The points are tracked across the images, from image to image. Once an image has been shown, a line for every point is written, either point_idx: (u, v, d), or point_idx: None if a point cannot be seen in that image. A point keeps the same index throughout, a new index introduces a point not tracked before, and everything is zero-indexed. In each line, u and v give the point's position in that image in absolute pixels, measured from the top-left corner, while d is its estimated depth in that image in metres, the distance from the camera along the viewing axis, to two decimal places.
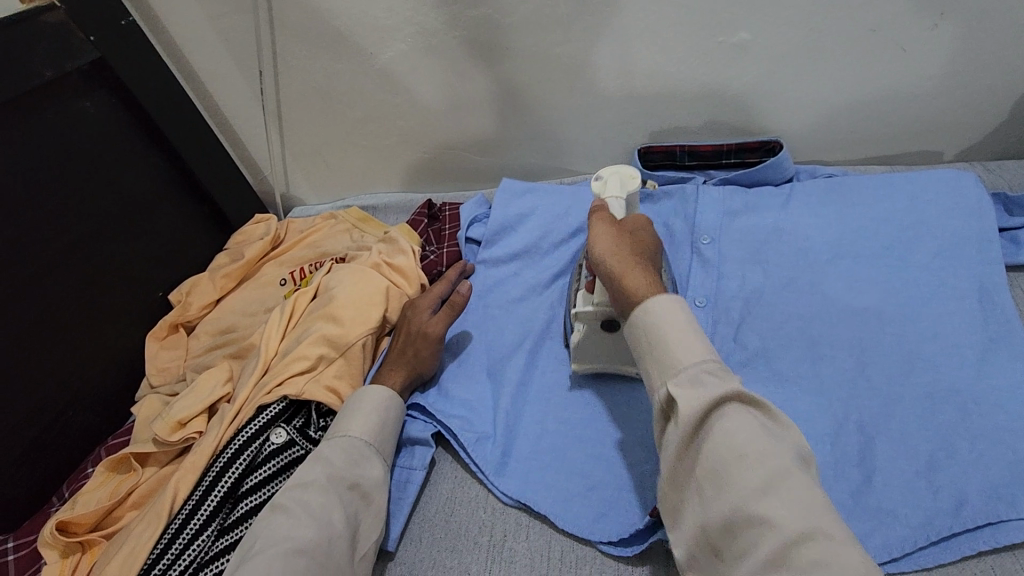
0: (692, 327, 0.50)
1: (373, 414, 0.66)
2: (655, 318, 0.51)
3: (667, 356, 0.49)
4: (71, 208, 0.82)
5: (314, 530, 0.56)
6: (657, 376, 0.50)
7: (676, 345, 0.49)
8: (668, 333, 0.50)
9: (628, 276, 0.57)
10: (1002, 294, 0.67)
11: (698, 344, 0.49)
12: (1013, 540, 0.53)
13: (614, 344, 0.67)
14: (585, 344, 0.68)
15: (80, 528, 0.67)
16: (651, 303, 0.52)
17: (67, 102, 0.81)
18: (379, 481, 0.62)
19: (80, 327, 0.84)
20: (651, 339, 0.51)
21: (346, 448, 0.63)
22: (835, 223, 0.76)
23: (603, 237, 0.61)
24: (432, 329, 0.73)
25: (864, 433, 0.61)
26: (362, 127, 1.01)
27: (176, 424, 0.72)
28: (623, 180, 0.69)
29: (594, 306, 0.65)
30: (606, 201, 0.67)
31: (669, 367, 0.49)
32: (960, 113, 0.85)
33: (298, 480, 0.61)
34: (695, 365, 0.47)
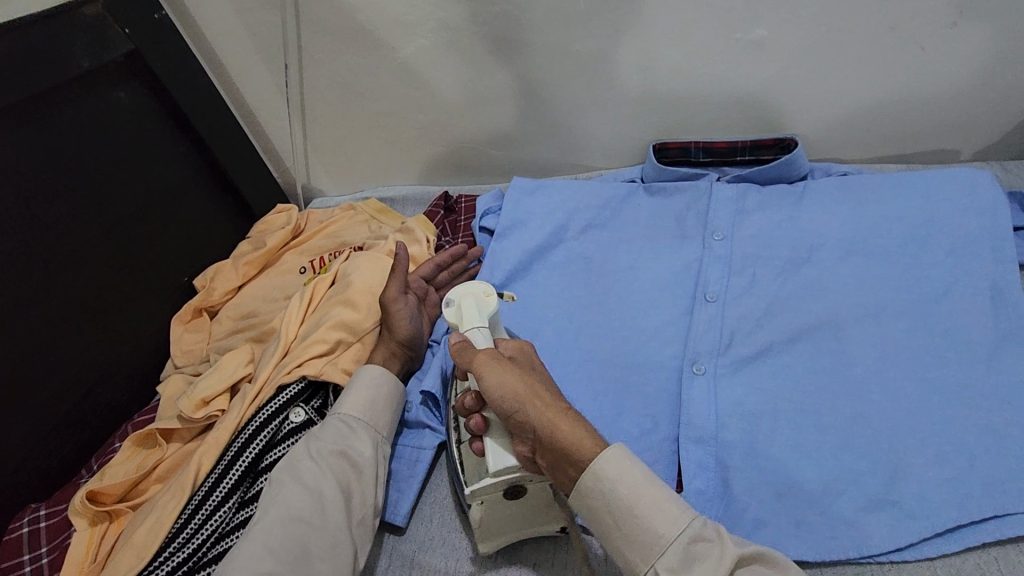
0: (649, 479, 0.52)
1: (364, 389, 0.68)
2: (607, 482, 0.51)
3: (642, 531, 0.50)
4: (105, 193, 0.86)
5: (307, 497, 0.59)
6: (638, 559, 0.50)
7: (651, 513, 0.50)
8: (629, 497, 0.51)
9: (556, 429, 0.53)
10: (1015, 292, 0.67)
11: (670, 510, 0.50)
12: (1016, 532, 0.54)
13: (516, 513, 0.60)
14: (490, 518, 0.60)
15: (108, 498, 0.70)
16: (598, 468, 0.52)
17: (103, 91, 0.84)
18: (372, 457, 0.64)
19: (109, 308, 0.87)
20: (614, 515, 0.51)
21: (336, 423, 0.65)
22: (848, 221, 0.77)
23: (508, 383, 0.57)
24: (386, 294, 0.76)
25: (873, 427, 0.61)
26: (382, 120, 1.03)
27: (200, 402, 0.75)
28: (479, 304, 0.66)
29: (492, 479, 0.57)
30: (469, 335, 0.63)
31: (648, 547, 0.50)
32: (979, 113, 0.84)
33: (306, 458, 0.63)
34: (673, 534, 0.49)
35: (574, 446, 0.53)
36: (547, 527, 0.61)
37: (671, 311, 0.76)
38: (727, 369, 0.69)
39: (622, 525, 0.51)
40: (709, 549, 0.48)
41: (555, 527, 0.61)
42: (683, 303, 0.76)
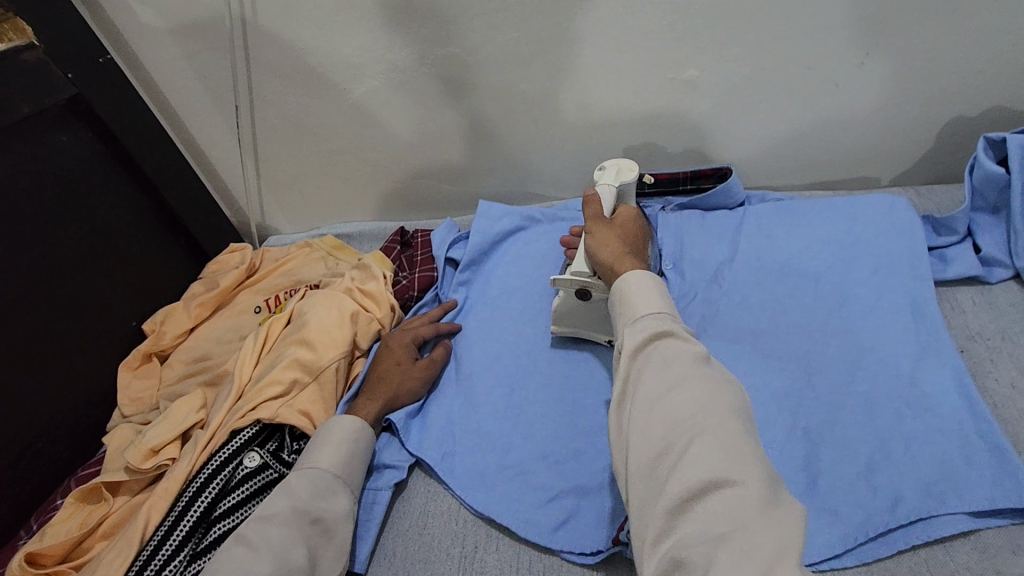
0: (660, 295, 0.55)
1: (339, 444, 0.67)
2: (628, 286, 0.57)
3: (630, 305, 0.55)
4: (44, 240, 0.83)
5: (274, 565, 0.56)
6: (620, 326, 0.56)
7: (636, 295, 0.55)
8: (637, 293, 0.56)
9: (618, 261, 0.63)
10: (932, 308, 0.72)
11: (656, 297, 0.55)
12: (942, 532, 0.57)
13: (590, 313, 0.74)
14: (561, 310, 0.75)
15: (48, 560, 0.66)
16: (626, 275, 0.58)
17: (43, 137, 0.83)
18: (345, 513, 0.63)
19: (49, 360, 0.84)
20: (619, 295, 0.57)
21: (311, 480, 0.63)
22: (782, 244, 0.82)
23: (605, 236, 0.67)
24: (395, 340, 0.79)
25: (810, 439, 0.64)
26: (336, 157, 1.04)
27: (149, 451, 0.72)
28: (620, 172, 0.76)
29: (570, 276, 0.70)
30: (600, 189, 0.74)
31: (630, 319, 0.55)
32: (893, 141, 0.92)
33: (260, 513, 0.60)
34: (651, 313, 0.53)
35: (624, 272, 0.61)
36: (606, 334, 0.76)
37: None
38: None
39: (621, 307, 0.56)
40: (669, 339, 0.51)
41: (603, 338, 0.76)
42: None
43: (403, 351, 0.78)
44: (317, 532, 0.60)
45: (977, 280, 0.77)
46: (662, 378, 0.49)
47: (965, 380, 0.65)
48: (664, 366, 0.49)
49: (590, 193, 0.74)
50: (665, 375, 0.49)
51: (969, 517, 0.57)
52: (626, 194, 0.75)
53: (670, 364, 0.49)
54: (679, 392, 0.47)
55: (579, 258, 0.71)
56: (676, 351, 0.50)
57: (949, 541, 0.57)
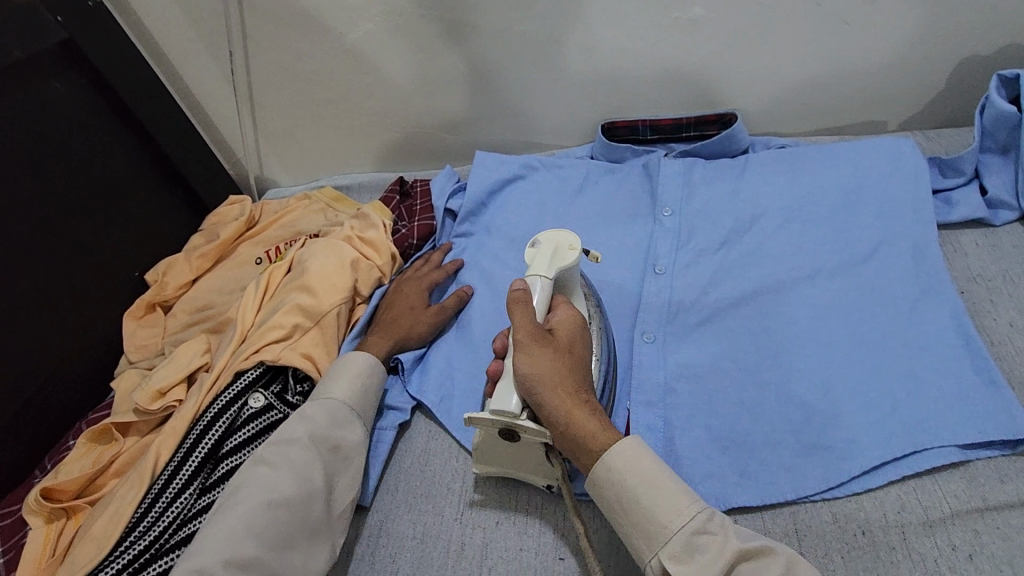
0: (662, 473, 0.52)
1: (353, 376, 0.68)
2: (625, 471, 0.52)
3: (654, 517, 0.51)
4: (44, 188, 0.83)
5: (293, 485, 0.58)
6: (647, 547, 0.51)
7: (656, 501, 0.51)
8: (643, 482, 0.52)
9: (570, 420, 0.54)
10: (934, 251, 0.71)
11: (677, 496, 0.51)
12: (931, 464, 0.58)
13: (518, 454, 0.61)
14: (486, 450, 0.62)
15: (64, 495, 0.69)
16: (613, 453, 0.53)
17: (36, 82, 0.82)
18: (359, 442, 0.65)
19: (56, 306, 0.85)
20: (622, 496, 0.52)
21: (328, 410, 0.65)
22: (786, 189, 0.81)
23: (541, 367, 0.56)
24: (410, 287, 0.80)
25: (807, 379, 0.65)
26: (333, 107, 1.03)
27: (156, 393, 0.74)
28: (556, 254, 0.65)
29: (491, 415, 0.57)
30: (531, 281, 0.63)
31: (660, 536, 0.50)
32: (902, 84, 0.89)
33: (282, 435, 0.62)
34: (684, 524, 0.50)
35: (589, 439, 0.54)
36: (542, 480, 0.62)
37: (623, 284, 0.78)
38: (675, 334, 0.72)
39: (637, 515, 0.51)
40: (714, 541, 0.49)
41: (542, 485, 0.63)
42: (634, 275, 0.78)
43: (416, 295, 0.79)
44: (337, 459, 0.63)
45: (981, 223, 0.76)
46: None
47: (963, 320, 0.65)
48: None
49: (520, 289, 0.62)
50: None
51: (959, 450, 0.58)
52: (565, 278, 0.65)
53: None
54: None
55: (500, 391, 0.57)
56: (755, 570, 0.47)
57: (937, 472, 0.59)
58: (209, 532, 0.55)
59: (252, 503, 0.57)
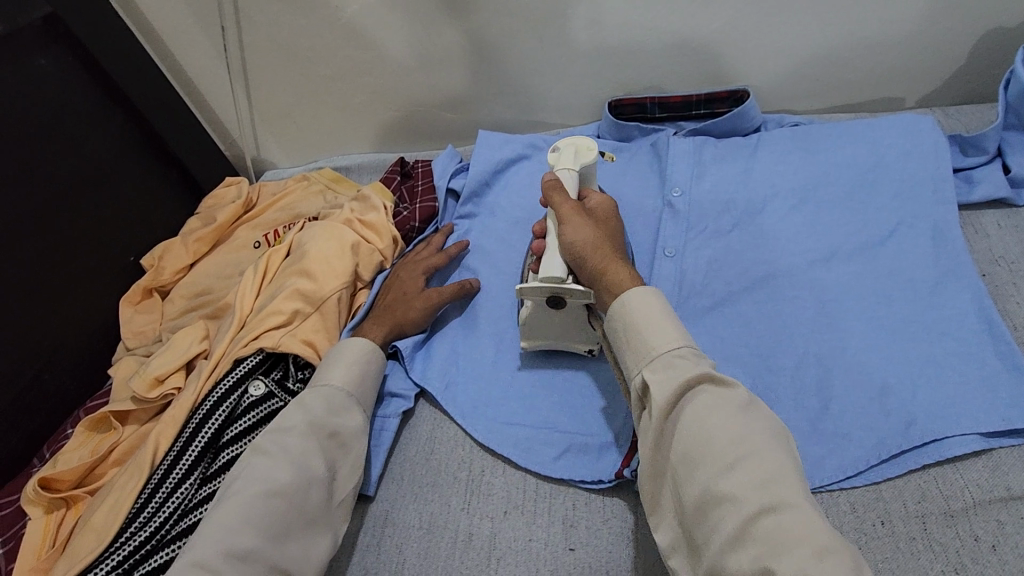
0: (667, 315, 0.54)
1: (351, 364, 0.66)
2: (632, 312, 0.54)
3: (642, 345, 0.53)
4: (33, 172, 0.81)
5: (292, 472, 0.57)
6: (632, 367, 0.54)
7: (650, 329, 0.53)
8: (645, 320, 0.54)
9: (609, 270, 0.59)
10: (955, 232, 0.69)
11: (672, 329, 0.53)
12: (953, 453, 0.56)
13: (561, 322, 0.66)
14: (532, 322, 0.66)
15: (63, 485, 0.67)
16: (628, 295, 0.55)
17: (21, 59, 0.78)
18: (358, 430, 0.63)
19: (49, 293, 0.82)
20: (623, 326, 0.55)
21: (325, 398, 0.63)
22: (801, 168, 0.78)
23: (581, 233, 0.61)
24: (407, 274, 0.77)
25: (823, 364, 0.63)
26: (330, 85, 0.99)
27: (154, 381, 0.72)
28: (579, 151, 0.70)
29: (540, 283, 0.62)
30: (560, 173, 0.68)
31: (645, 356, 0.53)
32: (922, 58, 0.86)
33: (277, 425, 0.61)
34: (669, 351, 0.52)
35: (620, 284, 0.58)
36: (586, 344, 0.67)
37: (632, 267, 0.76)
38: (686, 319, 0.70)
39: (630, 343, 0.54)
40: (688, 368, 0.50)
41: (585, 350, 0.68)
42: (643, 257, 0.76)
43: (413, 281, 0.77)
44: (334, 447, 0.61)
45: (1004, 202, 0.74)
46: (707, 421, 0.47)
47: (985, 303, 0.63)
48: (698, 411, 0.48)
49: (552, 179, 0.67)
50: (705, 417, 0.47)
51: (982, 438, 0.57)
52: (589, 174, 0.70)
53: (709, 410, 0.48)
54: (728, 426, 0.47)
55: (546, 262, 0.62)
56: (715, 397, 0.48)
57: (959, 461, 0.57)
58: (208, 524, 0.54)
59: (245, 491, 0.55)
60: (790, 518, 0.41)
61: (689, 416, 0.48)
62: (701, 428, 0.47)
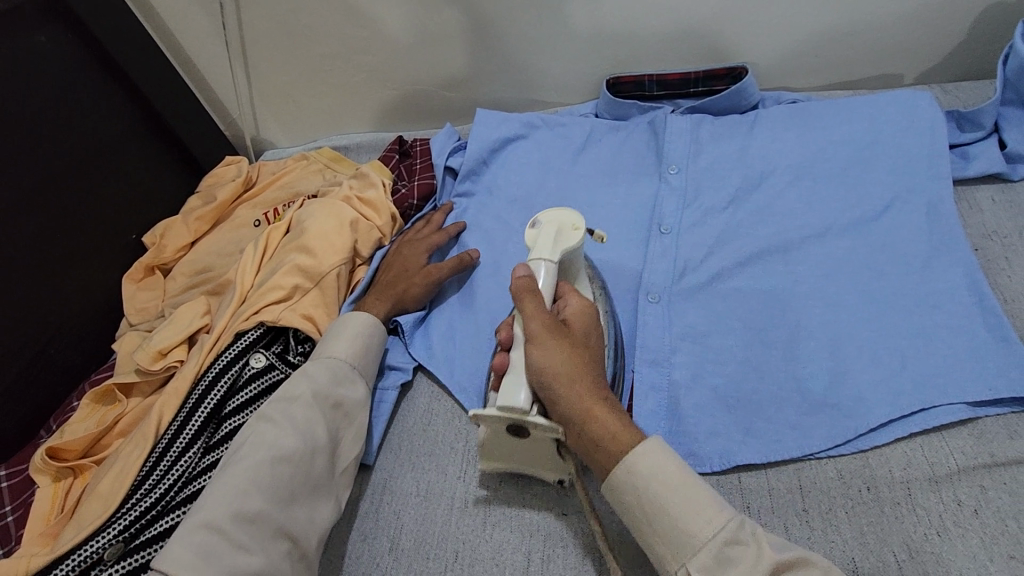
0: (693, 481, 0.49)
1: (353, 336, 0.67)
2: (648, 480, 0.49)
3: (683, 526, 0.47)
4: (34, 149, 0.81)
5: (298, 440, 0.58)
6: (671, 558, 0.48)
7: (685, 509, 0.47)
8: (667, 492, 0.48)
9: (590, 416, 0.52)
10: (948, 206, 0.69)
11: (706, 506, 0.48)
12: (939, 421, 0.58)
13: (528, 448, 0.58)
14: (492, 446, 0.59)
15: (69, 455, 0.69)
16: (634, 459, 0.50)
17: (20, 36, 0.79)
18: (361, 401, 0.65)
19: (53, 269, 0.84)
20: (645, 502, 0.49)
21: (330, 368, 0.64)
22: (797, 145, 0.78)
23: (555, 357, 0.54)
24: (408, 252, 0.78)
25: (814, 339, 0.64)
26: (329, 63, 0.99)
27: (157, 354, 0.74)
28: (562, 234, 0.63)
29: (498, 412, 0.54)
30: (536, 265, 0.60)
31: (687, 550, 0.47)
32: (921, 34, 0.86)
33: (285, 393, 0.62)
34: (718, 533, 0.46)
35: (608, 436, 0.52)
36: (554, 474, 0.60)
37: (628, 245, 0.77)
38: (680, 297, 0.70)
39: (662, 523, 0.48)
40: (746, 553, 0.45)
41: (554, 479, 0.60)
42: (640, 236, 0.77)
43: (413, 258, 0.77)
44: (339, 415, 0.63)
45: (1000, 177, 0.74)
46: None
47: (976, 277, 0.64)
48: None
49: (525, 276, 0.59)
50: None
51: (968, 407, 0.58)
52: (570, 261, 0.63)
53: None
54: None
55: (507, 386, 0.54)
56: None
57: (945, 429, 0.58)
58: (213, 488, 0.55)
59: (252, 456, 0.56)
60: None
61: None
62: None
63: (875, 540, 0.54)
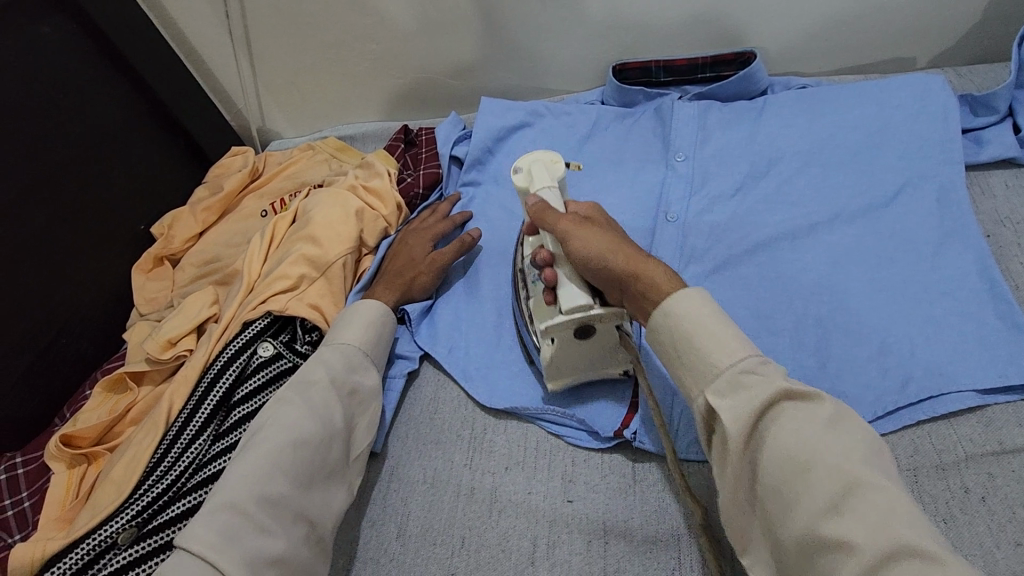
0: (722, 318, 0.49)
1: (364, 323, 0.68)
2: (682, 321, 0.50)
3: (706, 357, 0.48)
4: (42, 141, 0.82)
5: (316, 424, 0.59)
6: (694, 388, 0.49)
7: (707, 344, 0.48)
8: (696, 330, 0.49)
9: (637, 275, 0.53)
10: (959, 191, 0.68)
11: (733, 340, 0.48)
12: (948, 409, 0.57)
13: (589, 352, 0.62)
14: (560, 359, 0.62)
15: (84, 442, 0.70)
16: (671, 303, 0.50)
17: (24, 27, 0.79)
18: (374, 390, 0.65)
19: (63, 261, 0.84)
20: (677, 340, 0.50)
21: (345, 354, 0.65)
22: (806, 131, 0.77)
23: (593, 241, 0.56)
24: (415, 241, 0.78)
25: (822, 327, 0.63)
26: (333, 51, 0.99)
27: (166, 342, 0.75)
28: (548, 166, 0.63)
29: (566, 316, 0.57)
30: (543, 194, 0.61)
31: (707, 375, 0.47)
32: (933, 16, 0.84)
33: (302, 377, 0.62)
34: (734, 364, 0.46)
35: (656, 286, 0.52)
36: (618, 365, 0.64)
37: (635, 236, 0.76)
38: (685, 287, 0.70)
39: (688, 358, 0.49)
40: (763, 382, 0.45)
41: (618, 370, 0.64)
42: (645, 226, 0.76)
43: (420, 246, 0.77)
44: (353, 402, 0.63)
45: (1014, 162, 0.73)
46: (801, 438, 0.42)
47: (986, 261, 0.63)
48: (788, 432, 0.43)
49: (542, 206, 0.59)
50: (792, 440, 0.42)
51: (977, 394, 0.58)
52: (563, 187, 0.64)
53: (795, 427, 0.43)
54: (825, 453, 0.41)
55: (564, 293, 0.57)
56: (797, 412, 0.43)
57: (954, 416, 0.58)
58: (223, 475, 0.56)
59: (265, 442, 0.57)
60: (916, 565, 0.36)
61: (777, 444, 0.43)
62: (794, 458, 0.42)
63: None
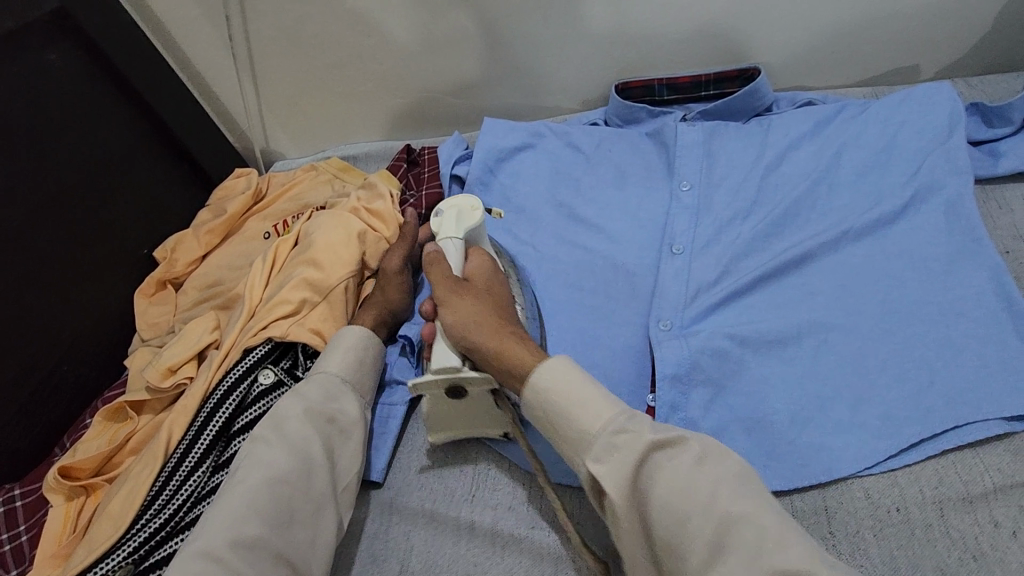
0: (584, 383, 0.52)
1: (349, 350, 0.66)
2: (542, 391, 0.52)
3: (580, 427, 0.50)
4: (46, 166, 0.82)
5: (291, 459, 0.58)
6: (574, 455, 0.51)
7: (577, 411, 0.51)
8: (563, 400, 0.52)
9: (505, 349, 0.55)
10: (967, 205, 0.67)
11: (599, 406, 0.51)
12: (975, 438, 0.55)
13: (467, 409, 0.62)
14: (437, 415, 0.63)
15: (82, 473, 0.69)
16: (536, 374, 0.53)
17: (30, 53, 0.80)
18: (356, 416, 0.63)
19: (65, 288, 0.84)
20: (548, 409, 0.52)
21: (322, 384, 0.63)
22: (813, 150, 0.75)
23: (466, 310, 0.58)
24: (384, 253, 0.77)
25: (834, 352, 0.61)
26: (335, 72, 0.99)
27: (167, 370, 0.74)
28: (461, 214, 0.67)
29: (434, 374, 0.58)
30: (443, 244, 0.65)
31: (583, 448, 0.50)
32: (940, 27, 0.83)
33: (275, 414, 0.61)
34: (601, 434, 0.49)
35: (523, 360, 0.55)
36: (498, 429, 0.63)
37: (638, 261, 0.74)
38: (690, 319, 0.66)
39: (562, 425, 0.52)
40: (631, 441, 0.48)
41: (500, 433, 0.63)
42: (650, 252, 0.74)
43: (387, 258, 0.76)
44: (335, 434, 0.62)
45: None
46: (679, 479, 0.46)
47: (1003, 278, 0.61)
48: (668, 480, 0.46)
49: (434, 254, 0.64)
50: (667, 490, 0.46)
51: (1005, 421, 0.56)
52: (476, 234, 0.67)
53: (669, 473, 0.46)
54: (698, 491, 0.45)
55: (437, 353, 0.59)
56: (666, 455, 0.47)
57: (981, 446, 0.56)
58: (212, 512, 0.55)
59: (252, 479, 0.56)
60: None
61: (657, 490, 0.46)
62: (675, 509, 0.45)
63: (907, 565, 0.51)
